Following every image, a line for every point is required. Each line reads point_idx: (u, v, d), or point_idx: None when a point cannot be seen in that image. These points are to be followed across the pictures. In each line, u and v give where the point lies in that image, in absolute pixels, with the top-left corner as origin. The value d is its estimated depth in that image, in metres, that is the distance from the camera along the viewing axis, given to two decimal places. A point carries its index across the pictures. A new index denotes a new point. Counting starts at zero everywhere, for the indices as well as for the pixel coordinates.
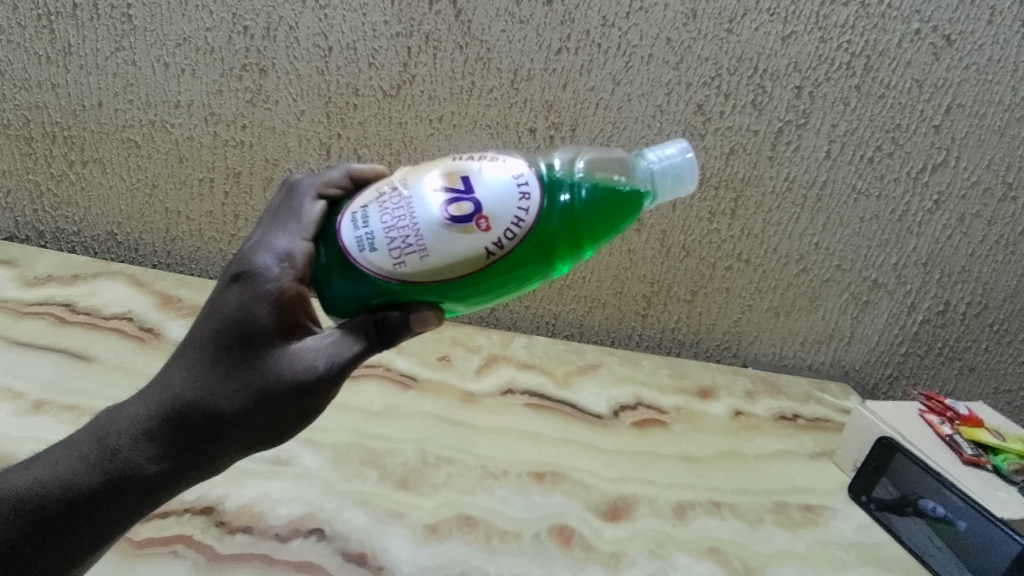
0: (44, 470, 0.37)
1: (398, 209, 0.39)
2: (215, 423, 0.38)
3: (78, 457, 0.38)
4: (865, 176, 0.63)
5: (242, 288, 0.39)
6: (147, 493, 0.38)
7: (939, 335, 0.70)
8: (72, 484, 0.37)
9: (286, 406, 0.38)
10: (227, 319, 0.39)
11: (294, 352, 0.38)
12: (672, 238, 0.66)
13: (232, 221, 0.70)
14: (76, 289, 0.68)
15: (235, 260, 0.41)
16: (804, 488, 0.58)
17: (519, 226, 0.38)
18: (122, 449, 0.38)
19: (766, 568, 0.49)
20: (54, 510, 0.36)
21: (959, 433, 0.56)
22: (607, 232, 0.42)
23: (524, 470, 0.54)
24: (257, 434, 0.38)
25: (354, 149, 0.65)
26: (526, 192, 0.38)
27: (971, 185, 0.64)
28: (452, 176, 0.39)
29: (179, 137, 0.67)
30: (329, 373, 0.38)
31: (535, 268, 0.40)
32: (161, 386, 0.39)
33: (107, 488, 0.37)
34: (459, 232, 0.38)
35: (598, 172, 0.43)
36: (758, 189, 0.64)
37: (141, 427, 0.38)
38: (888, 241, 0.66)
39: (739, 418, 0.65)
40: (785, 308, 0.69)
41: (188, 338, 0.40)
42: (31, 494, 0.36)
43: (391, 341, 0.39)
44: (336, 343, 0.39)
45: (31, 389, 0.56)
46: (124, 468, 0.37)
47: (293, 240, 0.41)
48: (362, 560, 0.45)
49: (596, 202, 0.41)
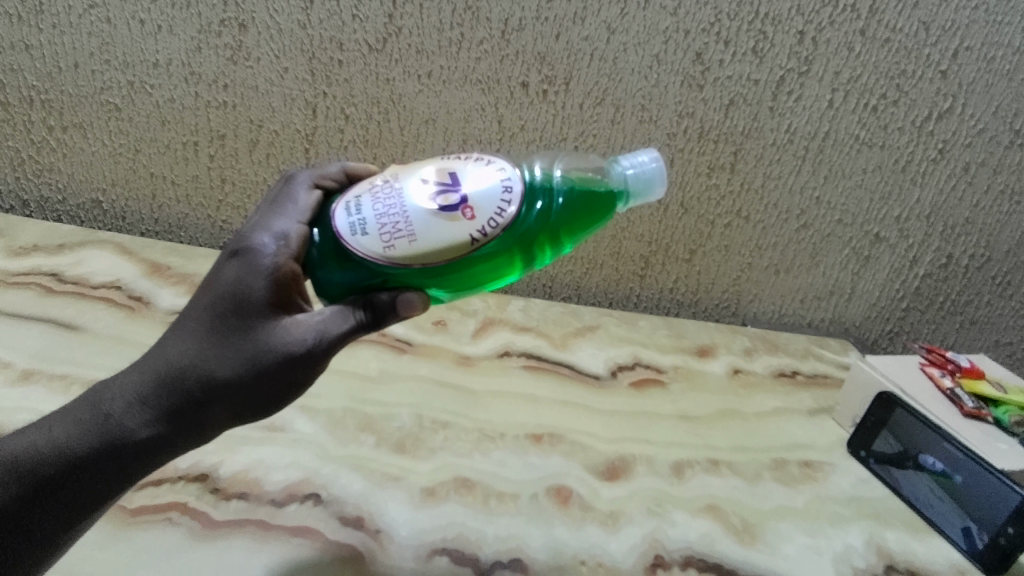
0: (38, 435, 0.36)
1: (390, 198, 0.38)
2: (206, 390, 0.37)
3: (72, 423, 0.36)
4: (868, 126, 0.62)
5: (240, 263, 0.39)
6: (142, 458, 0.37)
7: (941, 289, 0.69)
8: (68, 448, 0.36)
9: (278, 377, 0.37)
10: (223, 292, 0.39)
11: (285, 325, 0.38)
12: (670, 195, 0.65)
13: (219, 186, 0.68)
14: (63, 259, 0.67)
15: (234, 240, 0.42)
16: (803, 444, 0.58)
17: (502, 216, 0.38)
18: (115, 414, 0.37)
19: (765, 525, 0.49)
20: (51, 473, 0.35)
21: (960, 386, 0.56)
22: (585, 229, 0.42)
23: (521, 433, 0.54)
24: (248, 404, 0.37)
25: (341, 108, 0.63)
26: (509, 187, 0.38)
27: (977, 133, 0.62)
28: (441, 171, 0.39)
29: (160, 99, 0.64)
30: (319, 347, 0.37)
31: (511, 260, 0.40)
32: (156, 356, 0.38)
33: (104, 452, 0.36)
34: (445, 220, 0.37)
35: (576, 172, 0.43)
36: (759, 141, 0.62)
37: (134, 392, 0.37)
38: (891, 193, 0.65)
39: (737, 376, 0.65)
40: (785, 264, 0.68)
41: (183, 309, 0.39)
42: (26, 457, 0.35)
43: (381, 322, 0.38)
44: (326, 318, 0.38)
45: (20, 359, 0.55)
46: (118, 433, 0.36)
47: (292, 223, 0.41)
48: (359, 524, 0.45)
49: (575, 202, 0.41)
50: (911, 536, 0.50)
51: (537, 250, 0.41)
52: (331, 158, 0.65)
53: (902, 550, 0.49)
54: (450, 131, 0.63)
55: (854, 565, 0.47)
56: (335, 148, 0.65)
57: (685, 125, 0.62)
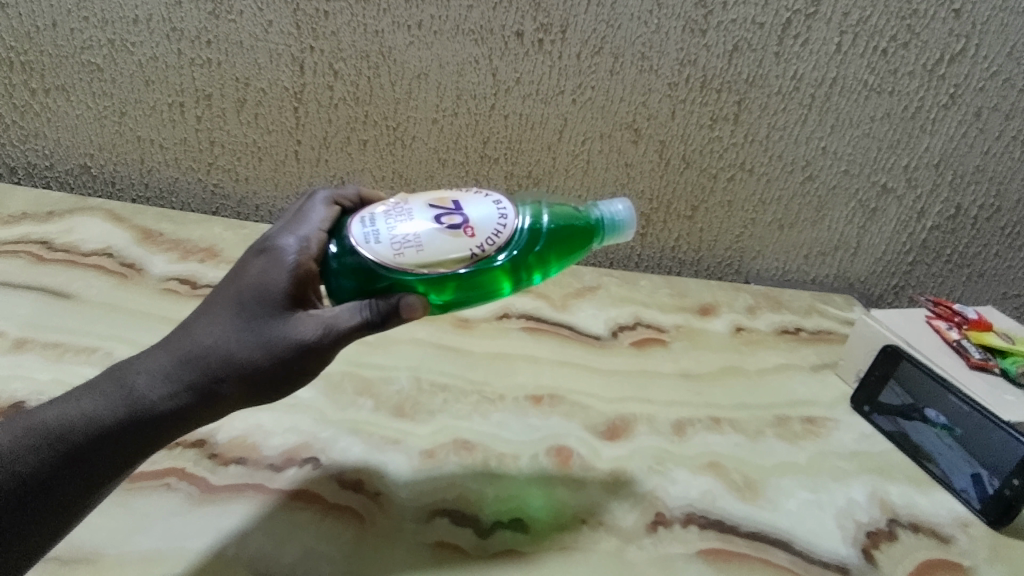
0: (66, 406, 0.35)
1: (400, 215, 0.38)
2: (225, 370, 0.36)
3: (99, 395, 0.36)
4: (877, 71, 0.59)
5: (264, 258, 0.39)
6: (165, 430, 0.36)
7: (948, 241, 0.68)
8: (94, 418, 0.35)
9: (289, 363, 0.36)
10: (247, 282, 0.38)
11: (298, 316, 0.37)
12: (671, 148, 0.63)
13: (208, 148, 0.66)
14: (54, 226, 0.65)
15: (256, 242, 0.41)
16: (807, 401, 0.57)
17: (501, 235, 0.39)
18: (140, 386, 0.36)
19: (767, 481, 0.49)
20: (78, 441, 0.34)
21: (967, 338, 0.55)
22: (569, 258, 0.44)
23: (522, 394, 0.53)
24: (263, 386, 0.37)
25: (329, 63, 0.61)
26: (504, 214, 0.39)
27: (990, 76, 0.59)
28: (444, 197, 0.39)
29: (143, 58, 0.62)
30: (328, 339, 0.36)
31: (495, 283, 0.41)
32: (180, 335, 0.38)
33: (130, 423, 0.35)
34: (450, 235, 0.38)
35: (559, 206, 0.44)
36: (764, 89, 0.60)
37: (158, 366, 0.36)
38: (899, 141, 0.63)
39: (739, 333, 0.64)
40: (789, 219, 0.67)
41: (209, 296, 0.39)
42: (55, 424, 0.34)
43: (386, 322, 0.37)
44: (335, 312, 0.37)
45: (11, 327, 0.54)
46: (142, 405, 0.35)
47: (313, 228, 0.41)
48: (359, 486, 0.44)
49: (561, 236, 0.42)
50: (914, 489, 0.50)
51: (524, 271, 0.41)
52: (322, 117, 0.63)
53: (905, 504, 0.49)
54: (443, 85, 0.61)
55: (858, 519, 0.47)
56: (325, 106, 0.63)
57: (687, 73, 0.59)
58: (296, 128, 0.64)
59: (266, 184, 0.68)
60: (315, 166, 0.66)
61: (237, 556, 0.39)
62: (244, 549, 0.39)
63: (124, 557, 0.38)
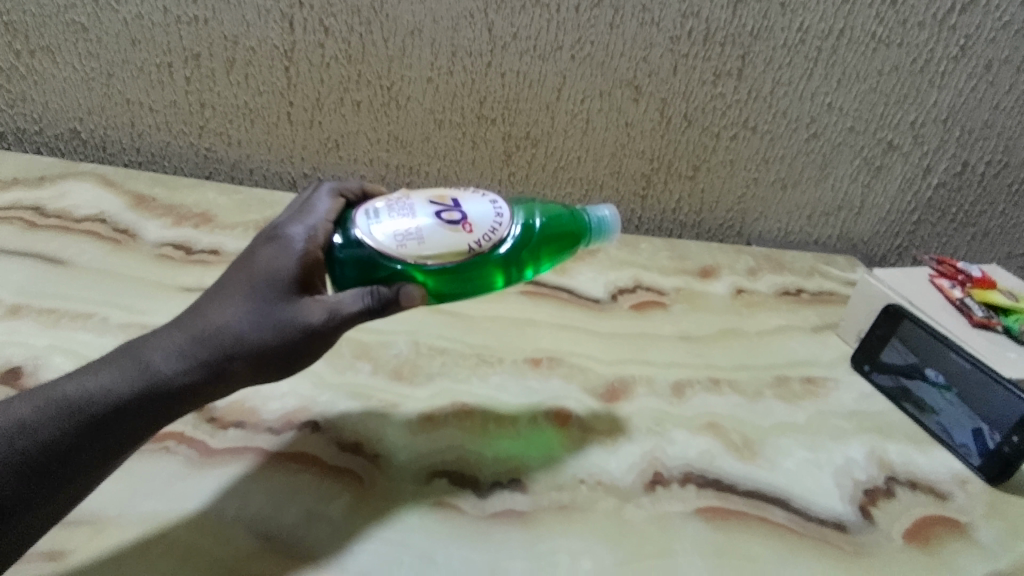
0: (84, 379, 0.35)
1: (402, 209, 0.38)
2: (237, 349, 0.36)
3: (116, 367, 0.35)
4: (886, 22, 0.57)
5: (273, 247, 0.38)
6: (179, 404, 0.36)
7: (954, 200, 0.67)
8: (111, 390, 0.34)
9: (298, 346, 0.36)
10: (256, 268, 0.37)
11: (305, 301, 0.36)
12: (673, 106, 0.62)
13: (199, 111, 0.65)
14: (46, 192, 0.64)
15: (265, 231, 0.40)
16: (806, 361, 0.57)
17: (496, 233, 0.38)
18: (155, 361, 0.36)
19: (766, 440, 0.49)
20: (96, 412, 0.34)
21: (970, 296, 0.54)
22: (561, 255, 0.44)
23: (520, 357, 0.53)
24: (273, 366, 0.37)
25: (320, 20, 0.59)
26: (501, 213, 0.39)
27: (1002, 27, 0.57)
28: (443, 195, 0.39)
29: (128, 16, 0.60)
30: (333, 325, 0.36)
31: (488, 277, 0.40)
32: (193, 315, 0.37)
33: (146, 397, 0.35)
34: (449, 230, 0.37)
35: (551, 203, 0.44)
36: (769, 43, 0.58)
37: (173, 344, 0.36)
38: (907, 96, 0.61)
39: (740, 295, 0.64)
40: (792, 178, 0.66)
41: (221, 279, 0.38)
42: (72, 395, 0.34)
43: (388, 310, 0.37)
44: (338, 296, 0.36)
45: (5, 294, 0.53)
46: (157, 380, 0.35)
47: (320, 218, 0.40)
48: (357, 448, 0.44)
49: (553, 233, 0.43)
50: (912, 448, 0.50)
51: (517, 268, 0.41)
52: (314, 76, 0.62)
53: (903, 462, 0.49)
54: (438, 42, 0.59)
55: (856, 478, 0.47)
56: (317, 65, 0.61)
57: (690, 26, 0.58)
58: (287, 88, 0.63)
59: (260, 147, 0.67)
60: (309, 128, 0.65)
61: (237, 517, 0.39)
62: (244, 510, 0.40)
63: (126, 518, 0.38)
